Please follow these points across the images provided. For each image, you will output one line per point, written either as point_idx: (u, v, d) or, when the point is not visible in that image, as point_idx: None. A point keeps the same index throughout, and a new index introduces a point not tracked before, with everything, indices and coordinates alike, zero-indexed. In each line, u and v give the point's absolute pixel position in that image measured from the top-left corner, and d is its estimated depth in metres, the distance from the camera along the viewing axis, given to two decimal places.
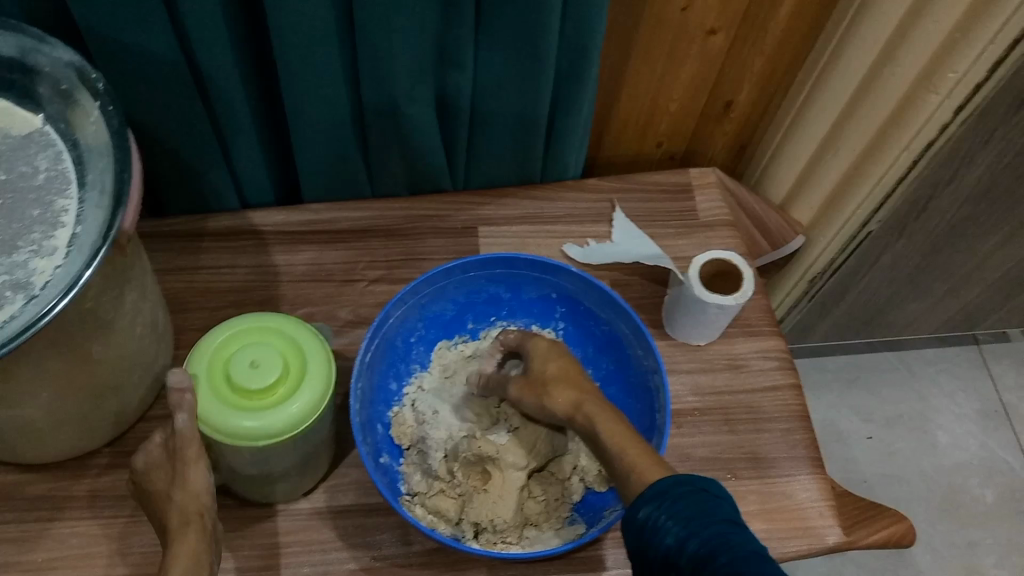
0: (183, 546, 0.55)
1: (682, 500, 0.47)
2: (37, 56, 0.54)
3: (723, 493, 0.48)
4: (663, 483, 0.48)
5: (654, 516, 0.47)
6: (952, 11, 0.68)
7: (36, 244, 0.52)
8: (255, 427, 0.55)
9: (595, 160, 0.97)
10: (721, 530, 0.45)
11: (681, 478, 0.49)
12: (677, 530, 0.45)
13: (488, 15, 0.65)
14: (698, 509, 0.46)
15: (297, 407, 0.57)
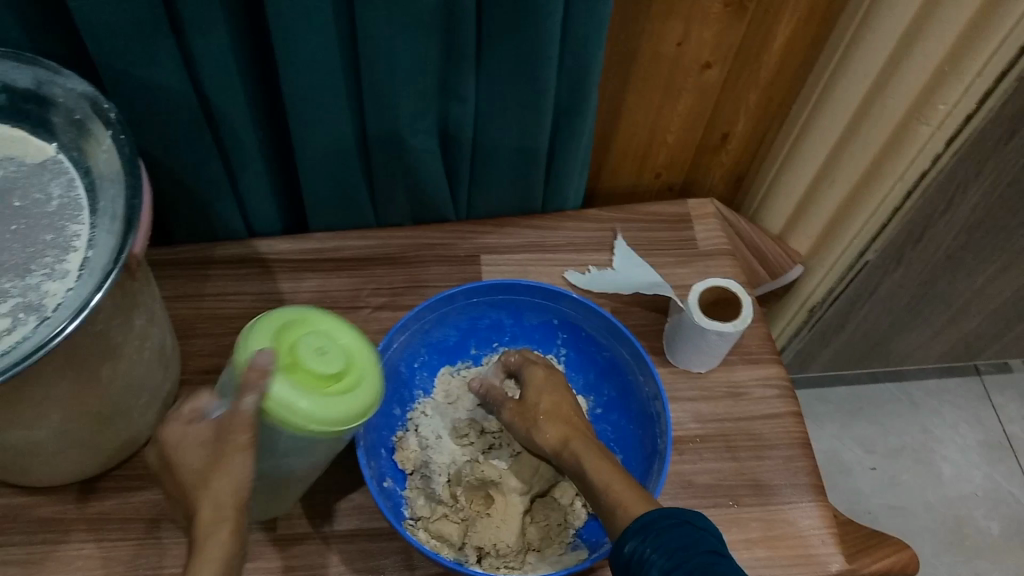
0: (215, 548, 0.47)
1: (667, 533, 0.48)
2: (53, 86, 0.57)
3: (708, 526, 0.50)
4: (649, 517, 0.50)
5: (640, 550, 0.49)
6: (939, 44, 0.70)
7: (49, 267, 0.53)
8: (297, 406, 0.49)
9: (596, 192, 0.99)
10: (705, 560, 0.46)
11: (666, 512, 0.50)
12: (662, 562, 0.47)
13: (489, 49, 0.67)
14: (682, 542, 0.47)
15: (335, 412, 0.51)
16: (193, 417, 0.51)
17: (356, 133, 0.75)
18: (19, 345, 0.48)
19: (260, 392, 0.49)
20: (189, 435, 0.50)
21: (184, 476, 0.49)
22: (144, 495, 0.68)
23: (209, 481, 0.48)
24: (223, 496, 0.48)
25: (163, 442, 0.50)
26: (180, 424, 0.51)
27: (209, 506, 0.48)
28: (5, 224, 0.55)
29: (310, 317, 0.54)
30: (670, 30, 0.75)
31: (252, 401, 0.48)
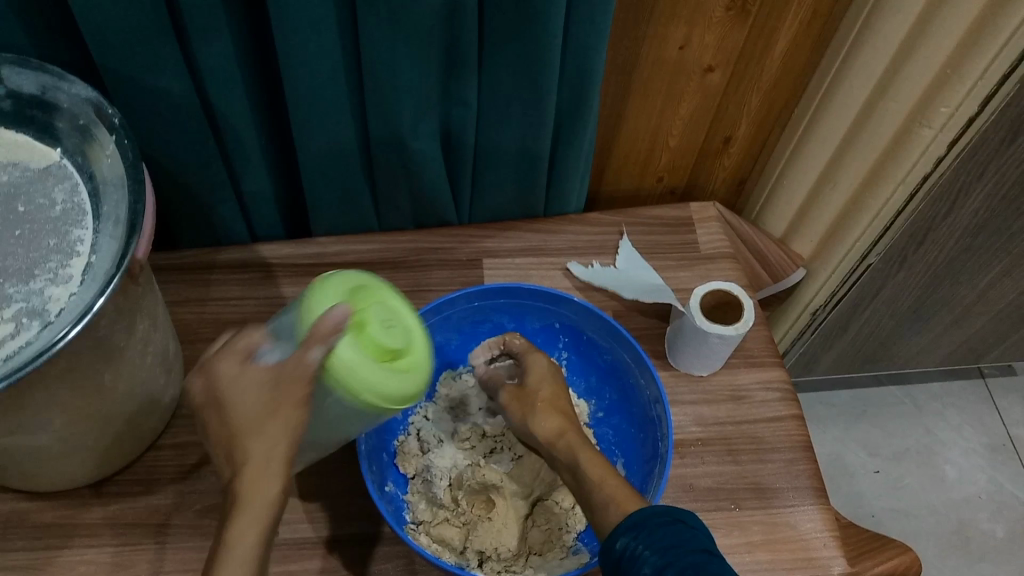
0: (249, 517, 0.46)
1: (659, 531, 0.48)
2: (58, 92, 0.57)
3: (699, 525, 0.50)
4: (642, 515, 0.50)
5: (631, 547, 0.49)
6: (940, 48, 0.70)
7: (52, 272, 0.54)
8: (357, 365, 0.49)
9: (598, 195, 0.99)
10: (698, 558, 0.46)
11: (659, 509, 0.50)
12: (654, 559, 0.47)
13: (491, 54, 0.67)
14: (674, 540, 0.47)
15: (385, 388, 0.51)
16: (251, 357, 0.49)
17: (359, 138, 0.75)
18: (22, 350, 0.48)
19: (328, 344, 0.48)
20: (248, 376, 0.48)
21: (237, 419, 0.47)
22: (146, 499, 0.69)
23: (265, 431, 0.47)
24: (277, 451, 0.47)
25: (218, 377, 0.48)
26: (237, 362, 0.49)
27: (260, 459, 0.47)
28: (10, 229, 0.55)
29: (381, 292, 0.55)
30: (672, 34, 0.76)
31: (319, 354, 0.48)
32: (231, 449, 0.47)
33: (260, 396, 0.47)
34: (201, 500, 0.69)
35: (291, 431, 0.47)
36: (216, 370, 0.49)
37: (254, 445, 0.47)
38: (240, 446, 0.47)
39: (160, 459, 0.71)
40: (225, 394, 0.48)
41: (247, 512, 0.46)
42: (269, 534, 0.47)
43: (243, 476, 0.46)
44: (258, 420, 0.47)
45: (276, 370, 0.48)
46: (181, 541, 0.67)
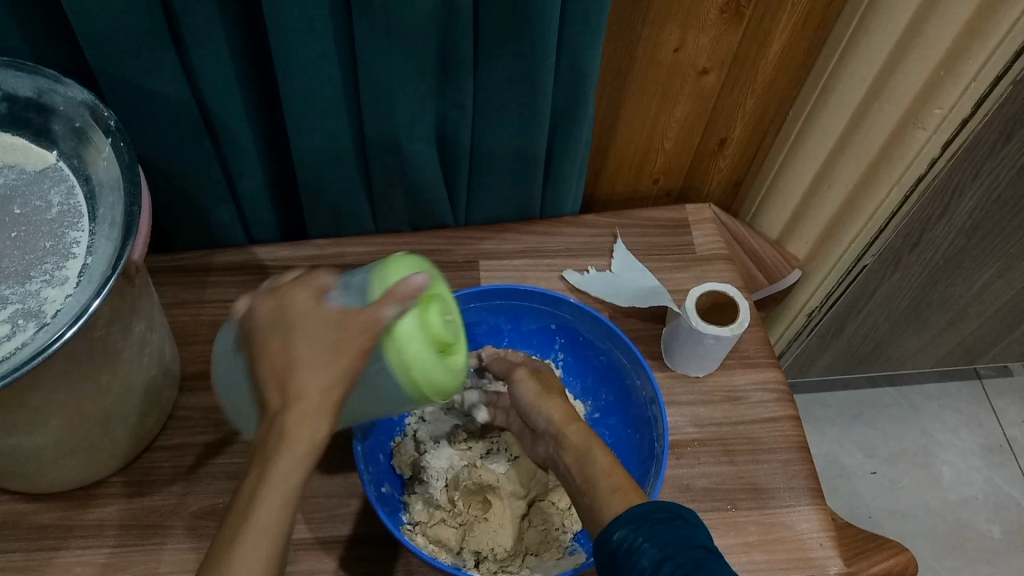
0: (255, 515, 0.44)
1: (659, 526, 0.49)
2: (54, 95, 0.57)
3: (698, 523, 0.51)
4: (642, 508, 0.50)
5: (630, 539, 0.49)
6: (934, 49, 0.71)
7: (48, 274, 0.54)
8: (417, 338, 0.48)
9: (594, 198, 0.99)
10: (697, 554, 0.46)
11: (660, 504, 0.51)
12: (653, 552, 0.47)
13: (487, 57, 0.68)
14: (674, 535, 0.48)
15: (435, 373, 0.49)
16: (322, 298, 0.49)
17: (356, 140, 0.75)
18: (18, 351, 0.48)
19: (403, 306, 0.47)
20: (316, 313, 0.47)
21: (301, 352, 0.46)
22: (143, 501, 0.69)
23: (323, 369, 0.46)
24: (293, 436, 0.45)
25: (296, 306, 0.48)
26: (310, 298, 0.48)
27: (309, 402, 0.45)
28: (6, 232, 0.55)
29: (444, 290, 0.55)
30: (667, 36, 0.76)
31: (393, 313, 0.46)
32: (281, 383, 0.46)
33: (324, 334, 0.46)
34: (199, 502, 0.69)
35: (344, 380, 0.46)
36: (290, 300, 0.48)
37: (307, 384, 0.45)
38: (291, 382, 0.46)
39: (156, 461, 0.71)
40: (290, 327, 0.47)
41: (286, 455, 0.45)
42: (289, 511, 0.45)
43: (289, 415, 0.45)
44: (317, 358, 0.46)
45: (345, 313, 0.47)
46: (178, 542, 0.67)
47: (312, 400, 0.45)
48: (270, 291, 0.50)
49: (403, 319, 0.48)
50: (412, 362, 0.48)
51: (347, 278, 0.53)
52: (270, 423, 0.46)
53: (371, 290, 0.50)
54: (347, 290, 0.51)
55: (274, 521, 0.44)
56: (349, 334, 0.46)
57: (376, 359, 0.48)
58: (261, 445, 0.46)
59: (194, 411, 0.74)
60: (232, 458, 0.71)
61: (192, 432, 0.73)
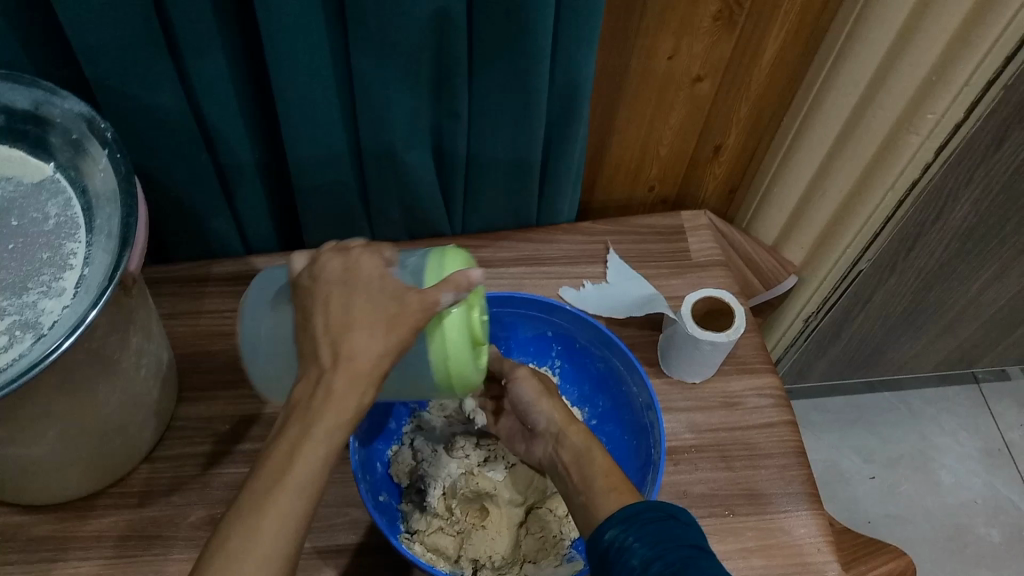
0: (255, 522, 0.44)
1: (649, 525, 0.50)
2: (50, 107, 0.57)
3: (692, 523, 0.51)
4: (634, 509, 0.52)
5: (621, 539, 0.50)
6: (925, 55, 0.71)
7: (45, 285, 0.54)
8: (460, 334, 0.53)
9: (590, 206, 1.00)
10: (686, 553, 0.47)
11: (652, 505, 0.52)
12: (643, 551, 0.48)
13: (481, 66, 0.68)
14: (664, 534, 0.49)
15: (470, 368, 0.54)
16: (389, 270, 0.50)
17: (352, 149, 0.76)
18: (16, 362, 0.48)
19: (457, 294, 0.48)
20: (376, 283, 0.49)
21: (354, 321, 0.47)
22: (142, 511, 0.69)
23: (372, 339, 0.47)
24: (303, 442, 0.45)
25: (359, 270, 0.50)
26: (378, 267, 0.50)
27: (355, 369, 0.46)
28: (3, 243, 0.55)
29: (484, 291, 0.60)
30: (661, 44, 0.76)
31: (448, 300, 0.48)
32: (335, 342, 0.47)
33: (386, 303, 0.48)
34: (197, 512, 0.69)
35: (395, 351, 0.47)
36: (359, 262, 0.50)
37: (360, 347, 0.46)
38: (343, 345, 0.47)
39: (155, 471, 0.71)
40: (354, 288, 0.49)
41: (303, 443, 0.45)
42: (298, 518, 0.45)
43: (335, 379, 0.46)
44: (374, 326, 0.47)
45: (406, 287, 0.48)
46: (177, 552, 0.67)
47: (310, 407, 0.46)
48: (336, 250, 0.52)
49: (452, 311, 0.53)
50: (454, 355, 0.53)
51: (405, 257, 0.56)
52: (314, 385, 0.47)
53: (428, 274, 0.53)
54: (403, 268, 0.54)
55: (295, 503, 0.44)
56: (408, 308, 0.47)
57: (420, 341, 0.53)
58: (298, 407, 0.47)
59: (193, 421, 0.74)
60: (230, 468, 0.72)
61: (190, 441, 0.73)
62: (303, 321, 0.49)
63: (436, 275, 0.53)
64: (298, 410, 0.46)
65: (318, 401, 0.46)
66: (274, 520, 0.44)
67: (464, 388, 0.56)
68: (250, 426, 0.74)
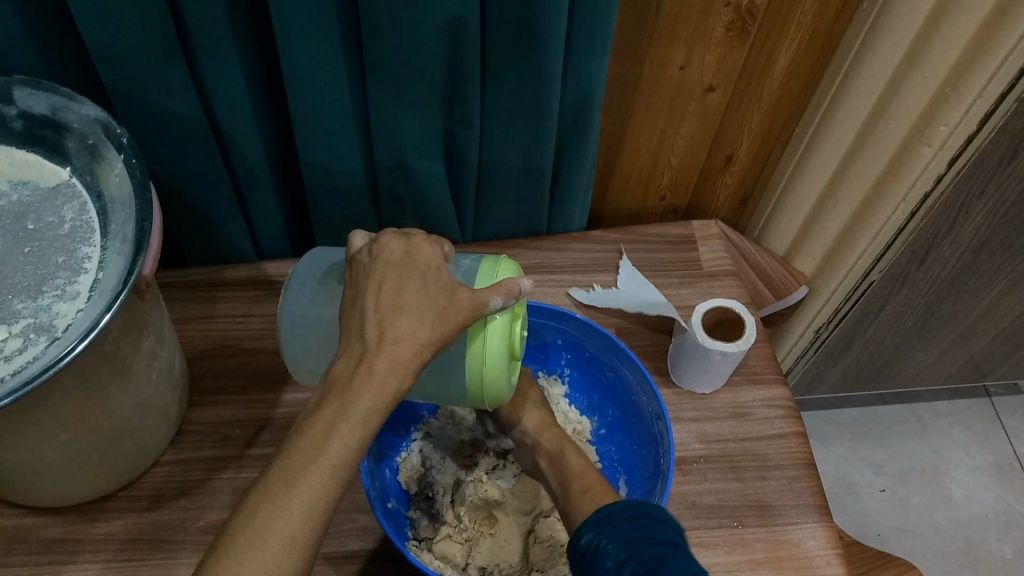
0: (265, 524, 0.43)
1: (622, 526, 0.55)
2: (67, 112, 0.58)
3: (664, 517, 0.56)
4: (606, 512, 0.57)
5: (596, 542, 0.55)
6: (938, 68, 0.71)
7: (60, 289, 0.54)
8: (502, 339, 0.55)
9: (600, 214, 1.00)
10: (658, 548, 0.51)
11: (625, 505, 0.57)
12: (617, 551, 0.53)
13: (493, 76, 0.68)
14: (636, 533, 0.53)
15: (501, 378, 0.56)
16: (442, 265, 0.52)
17: (365, 156, 0.76)
18: (30, 365, 0.49)
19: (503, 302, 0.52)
20: (429, 276, 0.50)
21: (393, 312, 0.48)
22: (150, 515, 0.69)
23: (406, 332, 0.47)
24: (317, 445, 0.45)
25: (413, 258, 0.51)
26: (434, 262, 0.52)
27: (398, 355, 0.47)
28: (19, 247, 0.56)
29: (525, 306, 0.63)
30: (673, 54, 0.77)
31: (497, 304, 0.51)
32: (378, 323, 0.48)
33: (439, 296, 0.49)
34: (206, 515, 0.69)
35: (434, 345, 0.48)
36: (420, 250, 0.52)
37: (405, 332, 0.47)
38: (388, 330, 0.47)
39: (164, 475, 0.71)
40: (411, 274, 0.50)
41: (312, 445, 0.45)
42: (314, 521, 0.44)
43: (375, 360, 0.46)
44: (424, 314, 0.48)
45: (457, 285, 0.50)
46: (184, 557, 0.67)
47: (325, 411, 0.46)
48: (397, 235, 0.53)
49: (498, 316, 0.55)
50: (491, 357, 0.55)
51: (460, 258, 0.60)
52: (355, 362, 0.47)
53: (480, 275, 0.56)
54: (457, 267, 0.58)
55: (316, 488, 0.44)
56: (458, 304, 0.49)
57: (461, 341, 0.55)
58: (337, 384, 0.47)
59: (202, 426, 0.75)
60: (238, 473, 0.72)
61: (199, 446, 0.73)
62: (353, 296, 0.50)
63: (489, 277, 0.56)
64: (310, 416, 0.46)
65: (329, 407, 0.46)
66: (287, 528, 0.43)
67: (492, 396, 0.58)
68: (259, 431, 0.75)
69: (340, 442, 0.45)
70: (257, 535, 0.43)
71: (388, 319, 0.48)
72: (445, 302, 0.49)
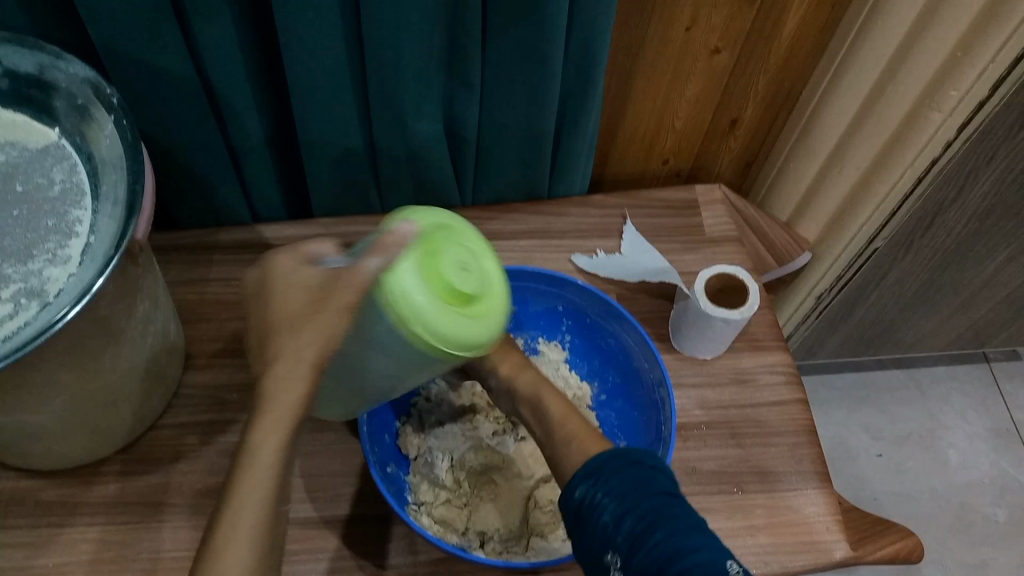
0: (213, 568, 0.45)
1: (616, 478, 0.53)
2: (55, 71, 0.56)
3: (656, 464, 0.55)
4: (597, 462, 0.55)
5: (591, 495, 0.53)
6: (951, 31, 0.69)
7: (51, 253, 0.53)
8: (398, 291, 0.46)
9: (602, 178, 0.98)
10: (656, 503, 0.51)
11: (617, 453, 0.55)
12: (614, 506, 0.51)
13: (493, 35, 0.66)
14: (632, 485, 0.52)
15: (425, 329, 0.47)
16: (308, 262, 0.52)
17: (363, 118, 0.74)
18: (21, 330, 0.48)
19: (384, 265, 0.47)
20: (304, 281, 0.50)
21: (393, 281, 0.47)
22: (147, 478, 0.69)
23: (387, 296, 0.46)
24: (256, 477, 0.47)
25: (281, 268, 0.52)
26: (295, 264, 0.52)
27: None
28: (8, 210, 0.55)
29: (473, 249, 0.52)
30: (679, 15, 0.74)
31: (374, 264, 0.47)
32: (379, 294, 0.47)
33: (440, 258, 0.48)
34: (205, 480, 0.69)
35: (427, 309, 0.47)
36: (285, 258, 0.52)
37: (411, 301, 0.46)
38: (272, 345, 0.49)
39: (162, 439, 0.71)
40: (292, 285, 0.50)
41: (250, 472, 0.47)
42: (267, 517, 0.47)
43: (275, 367, 0.48)
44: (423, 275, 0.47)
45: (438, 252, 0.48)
46: (183, 519, 0.67)
47: None
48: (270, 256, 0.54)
49: (396, 257, 0.47)
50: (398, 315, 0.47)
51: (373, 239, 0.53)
52: None
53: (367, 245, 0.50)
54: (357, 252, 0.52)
55: (268, 485, 0.48)
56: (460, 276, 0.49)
57: (361, 309, 0.48)
58: None
59: (199, 389, 0.74)
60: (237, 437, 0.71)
61: (196, 410, 0.73)
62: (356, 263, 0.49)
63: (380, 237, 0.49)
64: None
65: None
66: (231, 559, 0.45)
67: (444, 344, 0.48)
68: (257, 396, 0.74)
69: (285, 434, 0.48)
70: (235, 525, 0.46)
71: (280, 332, 0.49)
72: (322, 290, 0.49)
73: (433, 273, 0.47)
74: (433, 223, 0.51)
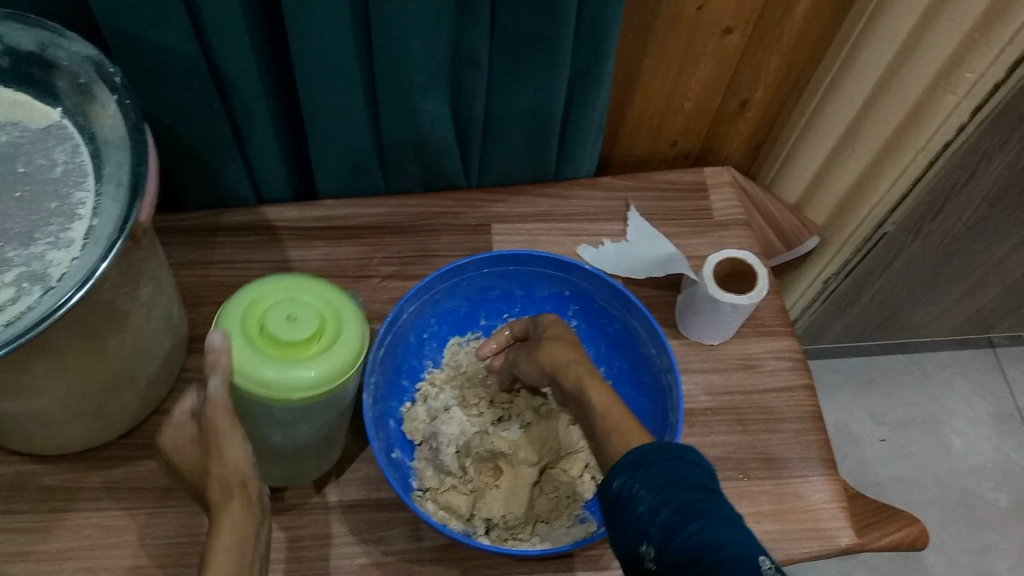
0: None
1: (656, 469, 0.47)
2: (56, 50, 0.55)
3: (700, 459, 0.49)
4: (639, 452, 0.48)
5: (629, 486, 0.47)
6: (969, 11, 0.68)
7: (54, 236, 0.52)
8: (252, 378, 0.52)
9: (609, 159, 0.97)
10: (694, 497, 0.45)
11: (659, 444, 0.49)
12: (650, 499, 0.46)
13: (502, 13, 0.65)
14: (671, 477, 0.46)
15: (295, 386, 0.52)
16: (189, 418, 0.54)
17: (368, 99, 0.73)
18: (24, 315, 0.47)
19: (227, 378, 0.51)
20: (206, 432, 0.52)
21: None
22: (150, 463, 0.68)
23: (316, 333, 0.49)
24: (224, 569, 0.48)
25: (174, 439, 0.53)
26: (180, 427, 0.53)
27: None
28: (9, 191, 0.54)
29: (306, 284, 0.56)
30: None
31: (217, 384, 0.51)
32: None
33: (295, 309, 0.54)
34: None
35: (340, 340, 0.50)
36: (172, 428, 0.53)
37: None
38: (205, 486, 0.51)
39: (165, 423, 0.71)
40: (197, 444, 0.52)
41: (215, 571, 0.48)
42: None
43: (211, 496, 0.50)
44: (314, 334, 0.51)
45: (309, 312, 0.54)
46: (186, 504, 0.67)
47: None
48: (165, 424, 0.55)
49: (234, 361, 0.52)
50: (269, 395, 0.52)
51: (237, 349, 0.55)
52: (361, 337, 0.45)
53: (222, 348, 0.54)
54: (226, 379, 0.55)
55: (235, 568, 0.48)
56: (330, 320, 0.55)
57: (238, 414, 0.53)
58: None
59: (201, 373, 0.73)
60: None
61: None
62: None
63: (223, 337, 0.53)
64: None
65: None
66: None
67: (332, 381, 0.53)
68: None
69: (229, 554, 0.47)
70: None
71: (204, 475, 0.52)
72: (211, 435, 0.51)
73: (272, 336, 0.52)
74: (241, 305, 0.54)
